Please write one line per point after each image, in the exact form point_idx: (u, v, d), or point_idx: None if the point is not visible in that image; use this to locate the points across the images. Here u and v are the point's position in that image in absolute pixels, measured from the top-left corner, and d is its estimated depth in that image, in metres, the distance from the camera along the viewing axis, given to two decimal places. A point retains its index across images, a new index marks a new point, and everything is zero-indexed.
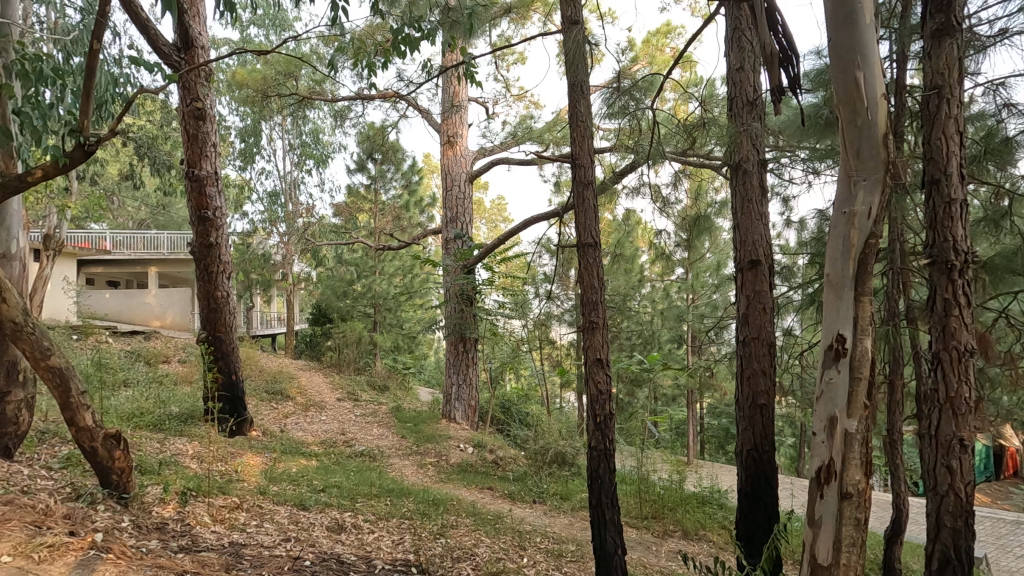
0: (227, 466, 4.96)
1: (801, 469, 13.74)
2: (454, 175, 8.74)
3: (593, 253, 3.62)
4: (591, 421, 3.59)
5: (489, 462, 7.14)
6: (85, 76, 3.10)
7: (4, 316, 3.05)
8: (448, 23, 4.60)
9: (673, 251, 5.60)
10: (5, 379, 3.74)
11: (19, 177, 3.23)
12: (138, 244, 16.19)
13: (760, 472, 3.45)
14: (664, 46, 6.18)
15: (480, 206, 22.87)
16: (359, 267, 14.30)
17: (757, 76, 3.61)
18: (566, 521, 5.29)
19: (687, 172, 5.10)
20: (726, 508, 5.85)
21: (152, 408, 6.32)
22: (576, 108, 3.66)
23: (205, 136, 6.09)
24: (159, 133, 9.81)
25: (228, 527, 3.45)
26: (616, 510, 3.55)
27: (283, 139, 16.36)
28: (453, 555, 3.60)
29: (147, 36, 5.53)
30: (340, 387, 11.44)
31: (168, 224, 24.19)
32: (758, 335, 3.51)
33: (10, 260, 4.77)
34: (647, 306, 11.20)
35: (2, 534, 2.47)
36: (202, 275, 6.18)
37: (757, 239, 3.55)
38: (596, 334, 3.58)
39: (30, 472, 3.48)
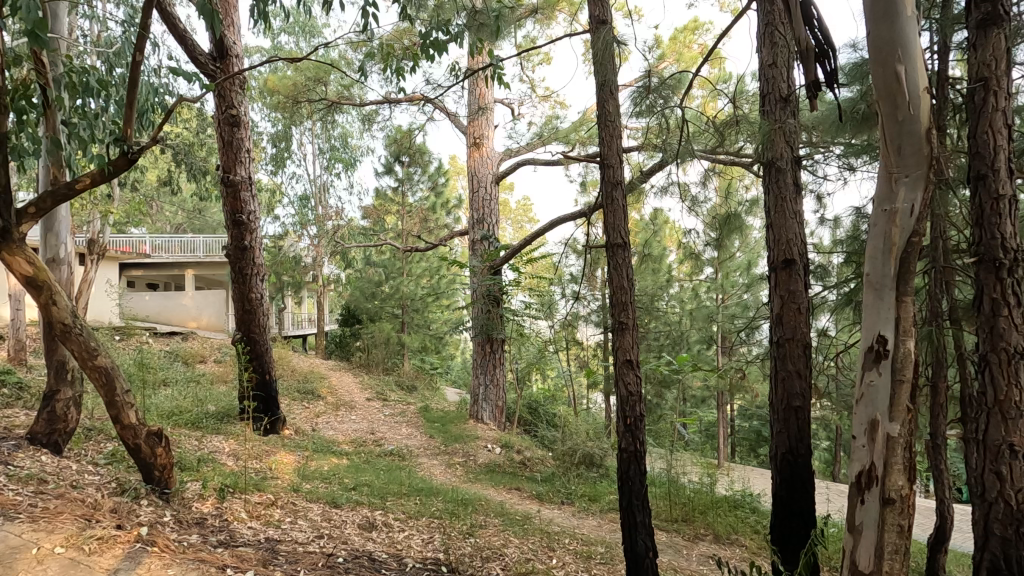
0: (262, 464, 5.09)
1: (836, 474, 13.36)
2: (480, 176, 8.78)
3: (622, 253, 3.59)
4: (621, 423, 3.57)
5: (516, 463, 7.17)
6: (127, 87, 3.24)
7: (54, 318, 3.19)
8: (475, 26, 4.62)
9: (702, 250, 5.53)
10: (54, 378, 3.93)
11: (68, 184, 3.37)
12: (176, 248, 16.72)
13: (796, 476, 3.38)
14: (691, 42, 6.09)
15: (506, 207, 23.00)
16: (388, 268, 14.50)
17: (791, 72, 3.53)
18: (595, 523, 5.25)
19: (716, 170, 5.03)
20: (759, 512, 5.72)
21: (190, 408, 6.51)
22: (604, 108, 3.65)
23: (239, 142, 6.25)
24: (195, 140, 10.13)
25: (264, 522, 3.53)
26: (647, 513, 3.53)
27: (313, 144, 16.74)
28: (483, 555, 3.62)
29: (185, 46, 5.72)
30: (369, 387, 11.63)
31: (204, 228, 24.92)
32: (793, 336, 3.44)
33: (59, 265, 4.98)
34: (675, 306, 11.07)
35: (55, 526, 2.59)
36: (237, 278, 6.36)
37: (791, 237, 3.47)
38: (626, 335, 3.56)
39: (78, 467, 3.64)
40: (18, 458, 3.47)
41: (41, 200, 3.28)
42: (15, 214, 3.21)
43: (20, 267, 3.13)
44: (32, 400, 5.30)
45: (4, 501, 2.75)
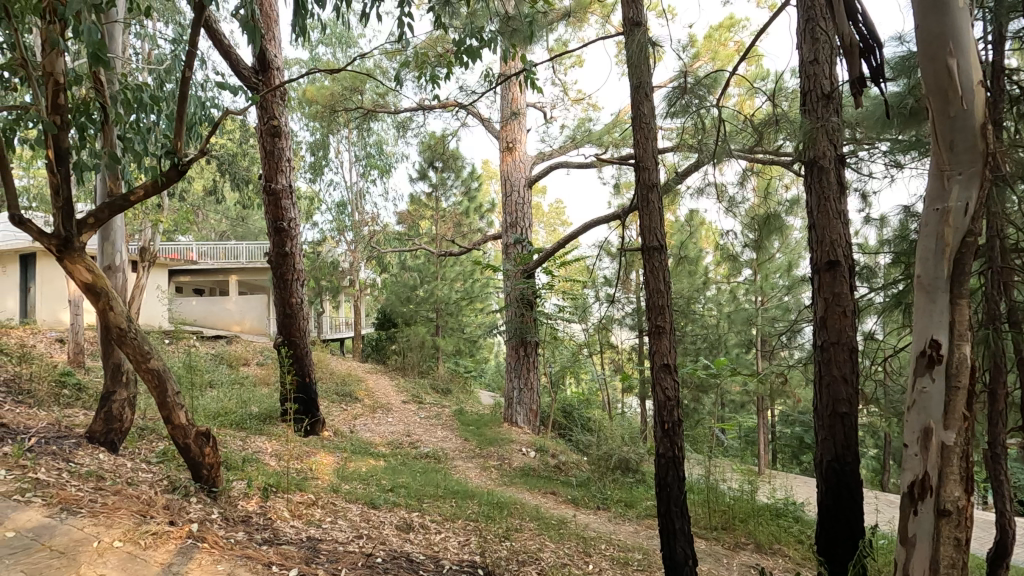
0: (302, 464, 5.23)
1: (885, 483, 12.82)
2: (513, 180, 8.82)
3: (658, 256, 3.55)
4: (658, 428, 3.53)
5: (551, 467, 7.15)
6: (178, 103, 3.40)
7: (111, 323, 3.36)
8: (508, 32, 4.67)
9: (740, 252, 5.42)
10: (111, 380, 4.14)
11: (124, 196, 3.55)
12: (220, 254, 17.36)
13: (842, 485, 3.27)
14: (726, 40, 5.97)
15: (538, 210, 23.05)
16: (422, 272, 14.72)
17: (833, 68, 3.42)
18: (631, 529, 5.19)
19: (754, 170, 4.92)
20: (803, 522, 5.52)
21: (234, 409, 6.74)
22: (638, 109, 3.62)
23: (280, 151, 6.45)
24: (238, 151, 10.52)
25: (305, 522, 3.63)
26: (685, 520, 3.48)
27: (350, 151, 17.14)
28: (519, 559, 3.62)
29: (231, 60, 5.96)
30: (404, 390, 11.78)
31: (246, 236, 25.77)
32: (838, 340, 3.33)
33: (115, 272, 5.25)
34: (712, 309, 10.86)
35: (114, 521, 2.72)
36: (279, 284, 6.56)
37: (836, 238, 3.36)
38: (662, 339, 3.51)
39: (132, 465, 3.82)
40: (79, 455, 3.67)
41: (99, 211, 3.47)
42: (77, 225, 3.39)
43: (81, 275, 3.31)
44: (91, 401, 5.59)
45: (68, 496, 2.91)
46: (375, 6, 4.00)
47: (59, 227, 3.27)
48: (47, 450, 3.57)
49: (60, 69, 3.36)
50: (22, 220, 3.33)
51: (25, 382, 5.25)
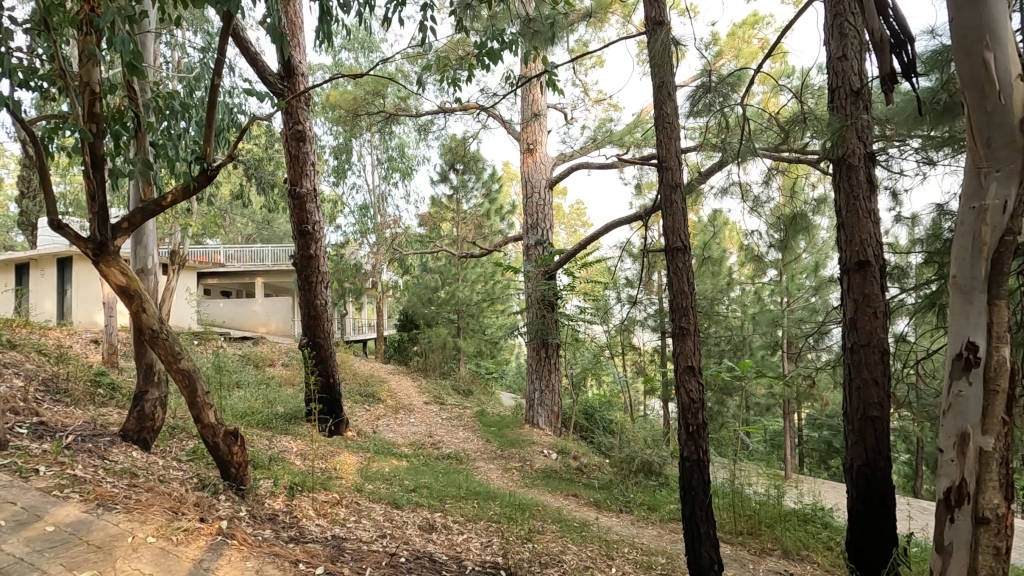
0: (327, 464, 5.31)
1: (918, 489, 12.47)
2: (533, 182, 8.82)
3: (682, 257, 3.51)
4: (683, 431, 3.49)
5: (573, 470, 7.12)
6: (207, 110, 3.49)
7: (144, 324, 3.46)
8: (529, 33, 4.68)
9: (765, 252, 5.33)
10: (144, 380, 4.26)
11: (156, 201, 3.66)
12: (246, 257, 17.72)
13: (873, 491, 3.20)
14: (750, 37, 5.87)
15: (559, 211, 23.00)
16: (444, 274, 14.82)
17: (862, 64, 3.35)
18: (654, 532, 5.14)
19: (779, 169, 4.83)
20: (832, 528, 5.39)
21: (260, 409, 6.86)
22: (661, 109, 3.59)
23: (305, 155, 6.55)
24: (264, 156, 10.73)
25: (330, 521, 3.68)
26: (711, 524, 3.44)
27: (372, 155, 17.35)
28: (541, 560, 3.61)
29: (256, 67, 6.07)
30: (426, 391, 11.85)
31: (272, 239, 26.25)
32: (869, 342, 3.25)
33: (147, 274, 5.40)
34: (735, 310, 10.75)
35: (147, 517, 2.80)
36: (304, 286, 6.68)
37: (866, 237, 3.28)
38: (687, 340, 3.47)
39: (164, 463, 3.92)
40: (113, 453, 3.78)
41: (133, 215, 3.57)
42: (111, 229, 3.50)
43: (115, 278, 3.41)
44: (124, 401, 5.75)
45: (104, 492, 3.00)
46: (397, 11, 4.04)
47: (95, 231, 3.37)
48: (83, 448, 3.69)
49: (96, 79, 3.48)
50: (60, 224, 3.44)
51: (63, 382, 5.43)
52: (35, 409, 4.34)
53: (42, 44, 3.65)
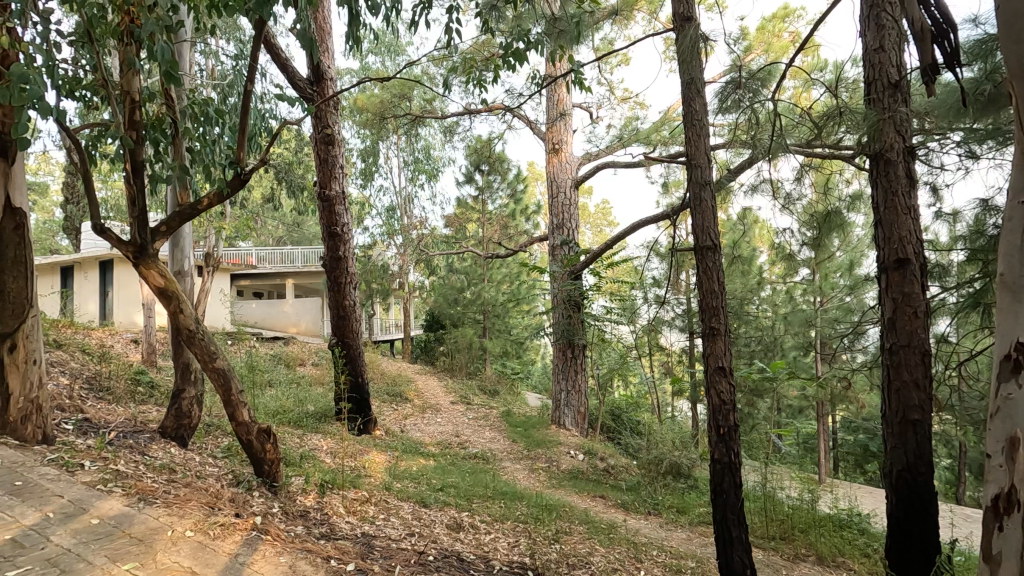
0: (356, 462, 5.39)
1: (961, 496, 11.99)
2: (559, 182, 8.79)
3: (712, 256, 3.46)
4: (713, 433, 3.43)
5: (600, 471, 7.08)
6: (240, 115, 3.57)
7: (181, 324, 3.57)
8: (555, 33, 4.66)
9: (797, 250, 5.20)
10: (181, 378, 4.39)
11: (193, 205, 3.76)
12: (277, 259, 18.12)
13: (915, 496, 3.10)
14: (781, 30, 5.73)
15: (585, 211, 22.93)
16: (469, 275, 14.88)
17: (900, 56, 3.25)
18: (684, 536, 5.05)
19: (812, 165, 4.71)
20: (870, 534, 5.22)
21: (291, 408, 7.00)
22: (690, 106, 3.54)
23: (333, 159, 6.66)
24: (294, 159, 10.95)
25: (360, 518, 3.73)
26: (743, 528, 3.38)
27: (398, 157, 17.54)
28: (569, 562, 3.60)
29: (287, 73, 6.20)
30: (453, 391, 11.92)
31: (302, 240, 26.81)
32: (909, 343, 3.14)
33: (184, 276, 5.57)
34: (766, 310, 10.69)
35: (185, 512, 2.88)
36: (333, 287, 6.80)
37: (905, 234, 3.17)
38: (717, 341, 3.42)
39: (200, 460, 4.03)
40: (153, 449, 3.90)
41: (171, 219, 3.68)
42: (151, 233, 3.62)
43: (155, 279, 3.52)
44: (163, 398, 5.94)
45: (145, 487, 3.10)
46: (424, 14, 4.07)
47: (135, 235, 3.49)
48: (125, 444, 3.82)
49: (135, 88, 3.62)
50: (103, 229, 3.57)
51: (106, 380, 5.64)
52: (80, 406, 4.52)
53: (86, 55, 3.79)
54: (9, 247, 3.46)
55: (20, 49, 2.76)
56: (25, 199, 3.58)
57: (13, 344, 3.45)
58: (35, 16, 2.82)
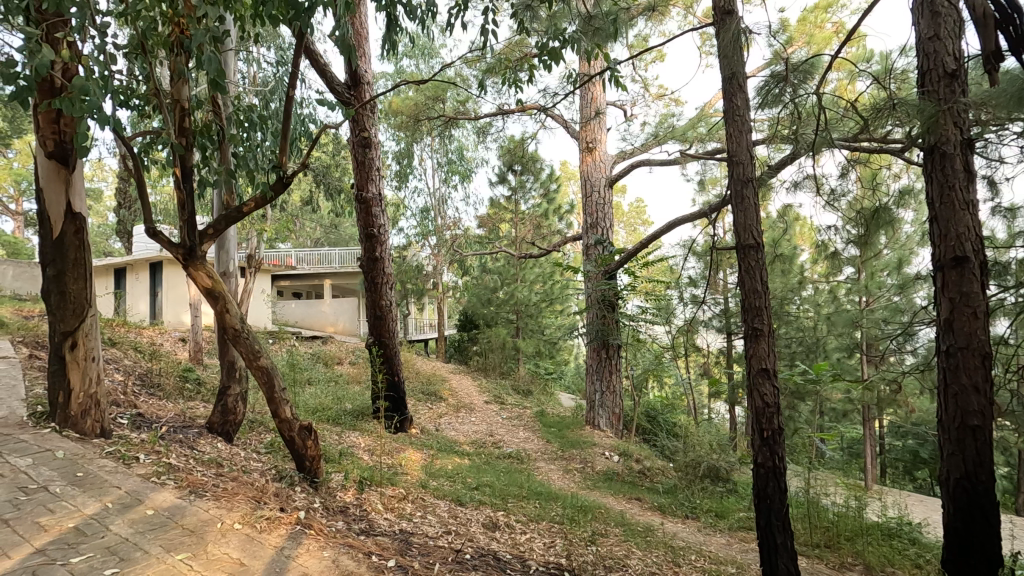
0: (393, 460, 5.48)
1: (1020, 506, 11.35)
2: (593, 181, 8.71)
3: (755, 254, 3.37)
4: (757, 436, 3.35)
5: (636, 472, 7.00)
6: (282, 120, 3.66)
7: (227, 324, 3.68)
8: (591, 32, 4.64)
9: (841, 248, 5.03)
10: (227, 376, 4.54)
11: (238, 208, 3.88)
12: (315, 260, 18.54)
13: (976, 505, 2.96)
14: (824, 21, 5.53)
15: (618, 211, 22.76)
16: (502, 275, 14.92)
17: (958, 43, 3.09)
18: (723, 541, 4.94)
19: (858, 159, 4.55)
20: (922, 544, 4.99)
21: (330, 405, 7.17)
22: (732, 101, 3.47)
23: (370, 161, 6.77)
24: (332, 163, 11.21)
25: (398, 515, 3.79)
26: (788, 535, 3.29)
27: (433, 158, 17.73)
28: (606, 564, 3.57)
29: (326, 78, 6.35)
30: (486, 391, 11.98)
31: (338, 241, 27.35)
32: (967, 344, 3.00)
33: (229, 277, 5.78)
34: (808, 310, 10.51)
35: (233, 506, 2.98)
36: (370, 288, 6.93)
37: (963, 230, 3.03)
38: (760, 342, 3.33)
39: (245, 455, 4.17)
40: (201, 443, 4.06)
41: (218, 222, 3.81)
42: (199, 235, 3.75)
43: (202, 280, 3.65)
44: (209, 395, 6.17)
45: (195, 480, 3.23)
46: (460, 17, 4.10)
47: (184, 238, 3.62)
48: (175, 438, 3.98)
49: (185, 96, 3.75)
50: (155, 231, 3.72)
51: (157, 377, 5.89)
52: (134, 401, 4.73)
53: (139, 66, 3.96)
54: (70, 250, 3.64)
55: (79, 61, 2.90)
56: (85, 204, 3.76)
57: (74, 342, 3.62)
58: (93, 30, 2.95)
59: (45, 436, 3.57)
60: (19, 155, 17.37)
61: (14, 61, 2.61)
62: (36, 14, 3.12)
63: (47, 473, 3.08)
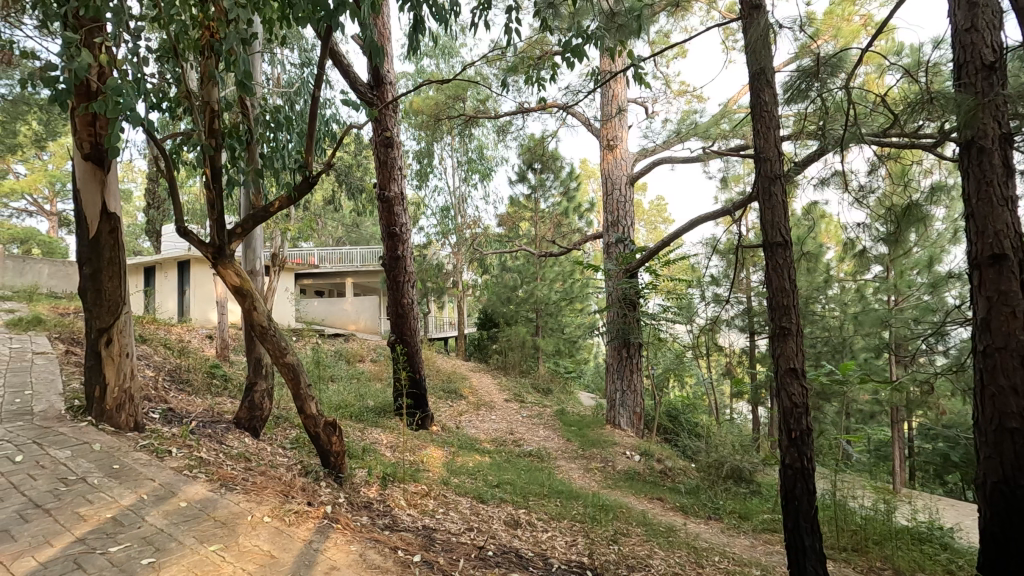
0: (415, 456, 5.52)
1: None
2: (614, 179, 8.65)
3: (783, 253, 3.33)
4: (784, 437, 3.30)
5: (657, 472, 6.94)
6: (308, 122, 3.68)
7: (255, 321, 3.75)
8: (614, 28, 4.59)
9: (869, 246, 4.93)
10: (253, 372, 4.64)
11: (265, 208, 3.94)
12: (337, 259, 18.77)
13: (1015, 510, 2.87)
14: (852, 14, 5.32)
15: (639, 209, 22.65)
16: (522, 273, 14.99)
17: (997, 35, 3.00)
18: (748, 543, 4.87)
19: (888, 155, 4.45)
20: (954, 550, 4.84)
21: (353, 402, 7.27)
22: (759, 98, 3.42)
23: (393, 161, 6.83)
24: (354, 162, 11.32)
25: (420, 511, 3.82)
26: (817, 537, 3.24)
27: (453, 157, 17.81)
28: (628, 563, 3.55)
29: (349, 78, 6.42)
30: (506, 389, 12.02)
31: (359, 240, 27.59)
32: (1006, 345, 2.91)
33: (256, 276, 5.89)
34: (834, 309, 10.35)
35: (263, 499, 3.05)
36: (392, 286, 7.00)
37: (1002, 227, 2.94)
38: (788, 341, 3.29)
39: (272, 450, 4.25)
40: (229, 438, 4.15)
41: (247, 221, 3.88)
42: (228, 234, 3.82)
43: (231, 278, 3.72)
44: (235, 391, 6.29)
45: (225, 474, 3.30)
46: (483, 15, 4.11)
47: (214, 237, 3.70)
48: (205, 433, 4.08)
49: (215, 98, 3.82)
50: (185, 230, 3.80)
51: (186, 373, 6.04)
52: (165, 396, 4.86)
53: (170, 69, 4.05)
54: (105, 249, 3.73)
55: (115, 65, 2.97)
56: (120, 204, 3.86)
57: (109, 338, 3.72)
58: (129, 36, 3.03)
59: (83, 429, 3.70)
60: (53, 156, 17.87)
61: (53, 66, 2.68)
62: (73, 20, 3.21)
63: (85, 464, 3.18)
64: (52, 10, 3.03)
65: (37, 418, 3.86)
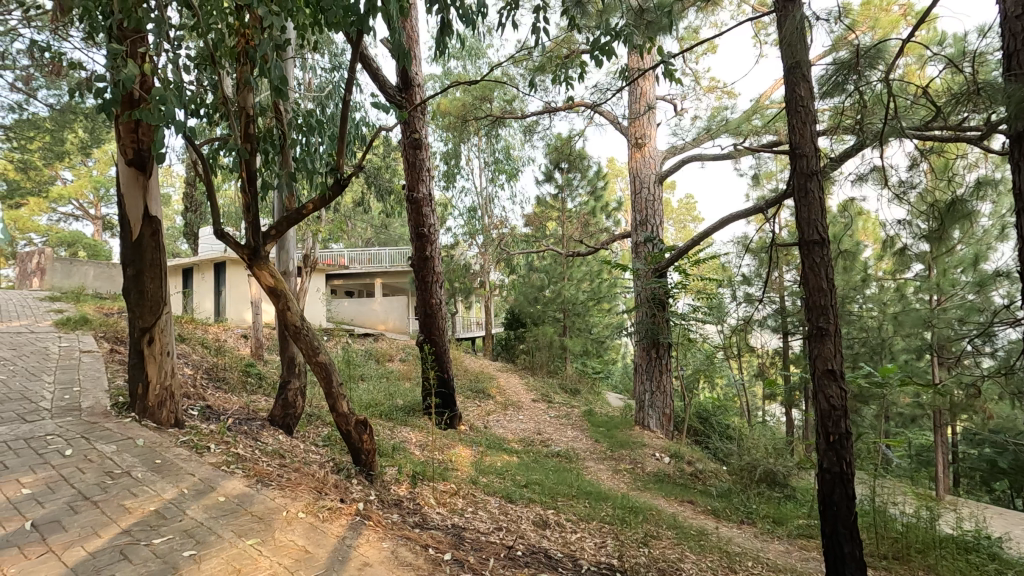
0: (444, 456, 5.56)
1: None
2: (642, 177, 8.56)
3: (819, 251, 3.24)
4: (822, 440, 3.21)
5: (687, 474, 6.85)
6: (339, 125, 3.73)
7: (289, 321, 3.83)
8: (642, 25, 4.54)
9: (910, 243, 4.76)
10: (287, 371, 4.74)
11: (298, 210, 4.02)
12: (366, 260, 19.06)
13: None
14: (889, 5, 5.22)
15: (668, 207, 22.39)
16: (549, 273, 14.98)
17: None
18: (782, 548, 4.76)
19: (930, 149, 4.28)
20: (1003, 560, 4.63)
21: (383, 400, 7.37)
22: (794, 92, 3.34)
23: (421, 162, 6.89)
24: (383, 164, 11.48)
25: (450, 510, 3.84)
26: (857, 545, 3.14)
27: (479, 158, 17.88)
28: (659, 567, 3.52)
29: (379, 81, 6.51)
30: (534, 389, 12.01)
31: (387, 241, 27.94)
32: None
33: (289, 276, 6.01)
34: (872, 309, 10.04)
35: (298, 495, 3.11)
36: (420, 287, 7.06)
37: None
38: (826, 342, 3.20)
39: (305, 447, 4.34)
40: (264, 435, 4.25)
41: (281, 223, 3.97)
42: (263, 236, 3.91)
43: (266, 279, 3.81)
44: (269, 389, 6.44)
45: (261, 470, 3.39)
46: (511, 15, 4.10)
47: (250, 239, 3.79)
48: (241, 430, 4.19)
49: (250, 103, 3.92)
50: (222, 232, 3.91)
51: (222, 371, 6.22)
52: (203, 394, 5.01)
53: (208, 76, 4.17)
54: (147, 251, 3.87)
55: (157, 74, 3.07)
56: (161, 208, 3.99)
57: (151, 337, 3.85)
58: (169, 45, 3.13)
59: (127, 424, 3.85)
60: (98, 163, 18.67)
61: (99, 76, 2.79)
62: (118, 32, 3.34)
63: (130, 458, 3.31)
64: (98, 23, 3.15)
65: (85, 414, 4.03)
